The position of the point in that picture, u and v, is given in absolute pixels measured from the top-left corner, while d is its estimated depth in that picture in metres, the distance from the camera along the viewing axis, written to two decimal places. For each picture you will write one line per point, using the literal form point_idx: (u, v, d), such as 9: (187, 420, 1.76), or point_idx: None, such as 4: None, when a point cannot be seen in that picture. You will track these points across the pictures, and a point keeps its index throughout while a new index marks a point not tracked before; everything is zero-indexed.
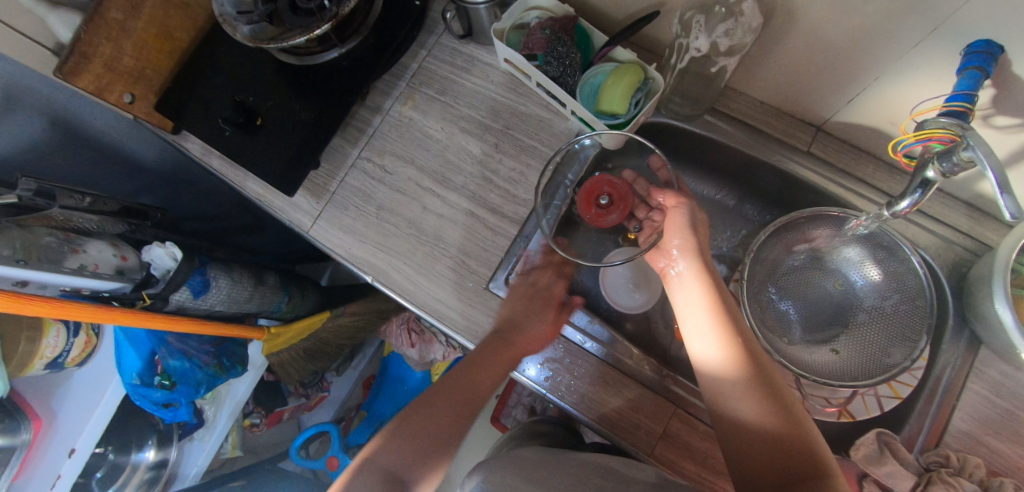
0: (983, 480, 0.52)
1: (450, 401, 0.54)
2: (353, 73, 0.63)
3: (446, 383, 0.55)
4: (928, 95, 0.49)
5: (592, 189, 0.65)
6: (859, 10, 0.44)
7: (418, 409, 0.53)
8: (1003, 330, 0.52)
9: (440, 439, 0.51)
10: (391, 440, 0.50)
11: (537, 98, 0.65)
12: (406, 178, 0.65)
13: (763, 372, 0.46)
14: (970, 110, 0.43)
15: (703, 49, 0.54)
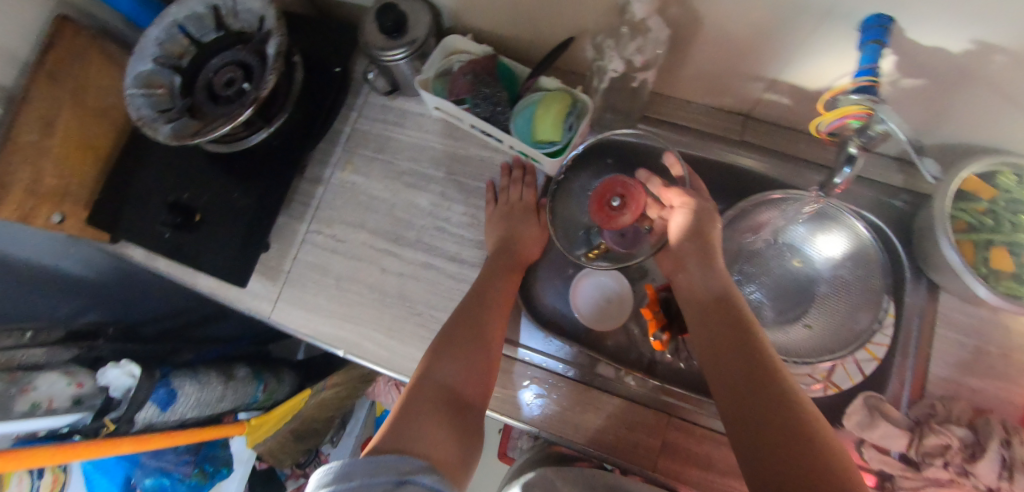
0: (971, 421, 0.54)
1: (489, 310, 0.55)
2: (287, 149, 0.63)
3: (475, 292, 0.57)
4: (835, 72, 0.52)
5: (606, 192, 0.60)
6: (756, 8, 0.47)
7: (457, 322, 0.54)
8: (953, 274, 0.54)
9: (485, 346, 0.52)
10: (442, 358, 0.51)
11: (475, 139, 0.67)
12: (360, 243, 0.66)
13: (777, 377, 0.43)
14: (877, 82, 0.44)
15: (620, 68, 0.55)
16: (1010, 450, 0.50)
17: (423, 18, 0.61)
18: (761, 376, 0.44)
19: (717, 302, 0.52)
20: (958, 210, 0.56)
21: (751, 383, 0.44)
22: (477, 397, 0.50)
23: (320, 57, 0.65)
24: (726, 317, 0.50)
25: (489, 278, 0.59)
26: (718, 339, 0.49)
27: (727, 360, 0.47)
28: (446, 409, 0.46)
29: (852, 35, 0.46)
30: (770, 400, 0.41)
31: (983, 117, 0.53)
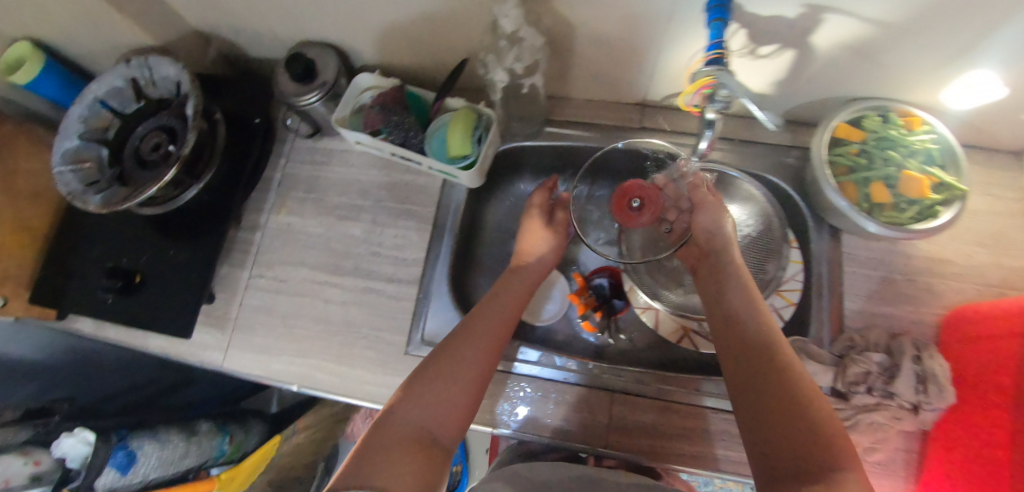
0: (888, 344, 0.58)
1: (478, 342, 0.52)
2: (218, 202, 0.67)
3: (467, 323, 0.55)
4: (693, 51, 0.58)
5: (624, 193, 0.63)
6: (607, 7, 0.53)
7: (445, 354, 0.50)
8: (843, 214, 0.59)
9: (467, 383, 0.49)
10: (416, 391, 0.47)
11: (398, 166, 0.72)
12: (302, 279, 0.69)
13: (805, 407, 0.40)
14: (725, 54, 0.48)
15: (505, 78, 0.60)
16: (922, 364, 0.54)
17: (331, 61, 0.66)
18: (787, 405, 0.40)
19: (745, 319, 0.48)
20: (836, 155, 0.61)
21: (774, 412, 0.40)
22: (449, 436, 0.46)
23: (241, 112, 0.70)
24: (750, 336, 0.47)
25: (482, 310, 0.57)
26: (741, 359, 0.46)
27: (751, 384, 0.44)
28: (414, 449, 0.42)
29: (698, 14, 0.51)
30: (794, 432, 0.38)
31: (835, 71, 0.59)
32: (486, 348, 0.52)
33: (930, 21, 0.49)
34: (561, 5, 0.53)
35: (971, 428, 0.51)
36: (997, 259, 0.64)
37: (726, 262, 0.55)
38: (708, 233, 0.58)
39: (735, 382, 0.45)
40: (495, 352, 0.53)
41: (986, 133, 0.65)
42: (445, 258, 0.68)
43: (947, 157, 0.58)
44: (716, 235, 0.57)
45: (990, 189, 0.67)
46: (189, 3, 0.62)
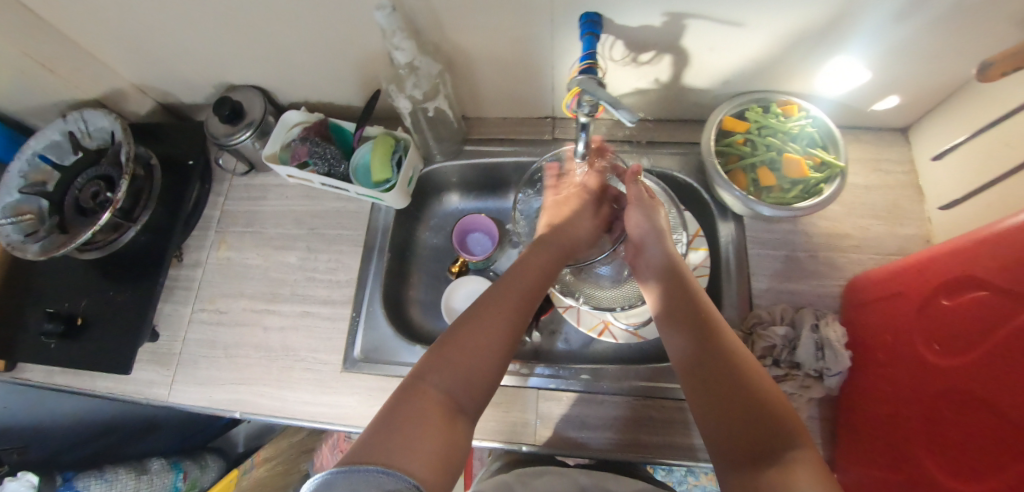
0: (791, 317, 0.61)
1: (506, 312, 0.51)
2: (156, 242, 0.70)
3: (496, 290, 0.53)
4: (568, 60, 0.63)
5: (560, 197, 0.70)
6: (489, 30, 0.58)
7: (471, 326, 0.49)
8: (733, 199, 0.64)
9: (496, 352, 0.48)
10: (439, 364, 0.46)
11: (330, 195, 0.76)
12: (241, 309, 0.72)
13: (761, 395, 0.43)
14: (595, 63, 0.53)
15: (408, 106, 0.65)
16: (819, 332, 0.57)
17: (257, 102, 0.71)
18: (744, 394, 0.43)
19: (693, 314, 0.50)
20: (725, 146, 0.66)
21: (731, 402, 0.43)
22: (473, 406, 0.46)
23: (177, 155, 0.74)
24: (697, 330, 0.48)
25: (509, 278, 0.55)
26: (690, 354, 0.48)
27: (705, 378, 0.46)
28: (439, 422, 0.42)
29: (574, 28, 0.57)
30: (759, 425, 0.41)
31: (714, 71, 0.64)
32: (513, 317, 0.51)
33: (776, 17, 0.54)
34: (453, 32, 0.59)
35: (869, 391, 0.54)
36: (891, 229, 0.67)
37: (668, 262, 0.56)
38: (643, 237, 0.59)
39: (688, 377, 0.47)
40: (522, 324, 0.52)
41: (867, 115, 0.70)
42: (379, 276, 0.71)
43: (826, 138, 0.63)
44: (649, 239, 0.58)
45: (880, 166, 0.71)
46: (122, 60, 0.68)
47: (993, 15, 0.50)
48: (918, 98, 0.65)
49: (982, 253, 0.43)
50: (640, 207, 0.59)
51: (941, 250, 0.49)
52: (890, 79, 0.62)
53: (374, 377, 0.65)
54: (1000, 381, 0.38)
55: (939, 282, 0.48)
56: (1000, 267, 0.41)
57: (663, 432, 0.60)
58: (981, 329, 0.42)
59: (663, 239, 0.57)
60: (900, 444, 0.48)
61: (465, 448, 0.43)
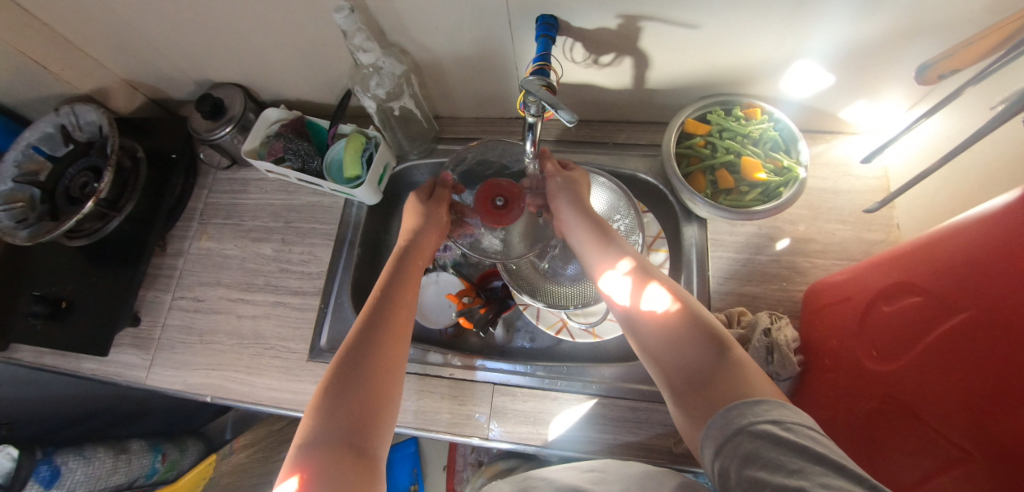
0: (747, 319, 0.61)
1: (390, 339, 0.48)
2: (139, 231, 0.74)
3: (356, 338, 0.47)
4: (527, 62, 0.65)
5: (486, 193, 0.57)
6: (451, 31, 0.61)
7: (350, 376, 0.44)
8: (690, 200, 0.65)
9: (387, 389, 0.45)
10: (331, 402, 0.42)
11: (307, 190, 0.78)
12: (217, 298, 0.74)
13: (691, 323, 0.44)
14: (547, 65, 0.55)
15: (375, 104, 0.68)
16: (770, 336, 0.57)
17: (238, 98, 0.75)
18: (676, 325, 0.44)
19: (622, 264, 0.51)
20: (687, 148, 0.67)
21: (665, 335, 0.44)
22: (382, 443, 0.42)
23: (162, 148, 0.78)
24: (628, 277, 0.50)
25: (371, 314, 0.49)
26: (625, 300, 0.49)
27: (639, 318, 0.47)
28: (347, 472, 0.38)
29: (532, 29, 0.59)
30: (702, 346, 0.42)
31: (676, 74, 0.65)
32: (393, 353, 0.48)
33: (730, 23, 0.55)
34: (417, 32, 0.62)
35: (820, 398, 0.54)
36: (858, 235, 0.66)
37: (587, 215, 0.57)
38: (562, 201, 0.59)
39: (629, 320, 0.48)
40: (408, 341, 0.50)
41: (835, 120, 0.70)
42: (348, 270, 0.73)
43: (788, 141, 0.64)
44: (567, 201, 0.59)
45: (850, 171, 0.70)
46: (113, 57, 0.73)
47: (946, 21, 0.50)
48: (884, 102, 0.64)
49: (919, 261, 0.44)
50: (562, 179, 0.60)
51: (884, 257, 0.49)
52: (854, 82, 0.61)
53: None
54: (943, 370, 0.39)
55: (880, 288, 0.48)
56: (933, 272, 0.42)
57: (614, 430, 0.61)
58: (915, 335, 0.42)
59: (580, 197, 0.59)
60: (845, 414, 0.50)
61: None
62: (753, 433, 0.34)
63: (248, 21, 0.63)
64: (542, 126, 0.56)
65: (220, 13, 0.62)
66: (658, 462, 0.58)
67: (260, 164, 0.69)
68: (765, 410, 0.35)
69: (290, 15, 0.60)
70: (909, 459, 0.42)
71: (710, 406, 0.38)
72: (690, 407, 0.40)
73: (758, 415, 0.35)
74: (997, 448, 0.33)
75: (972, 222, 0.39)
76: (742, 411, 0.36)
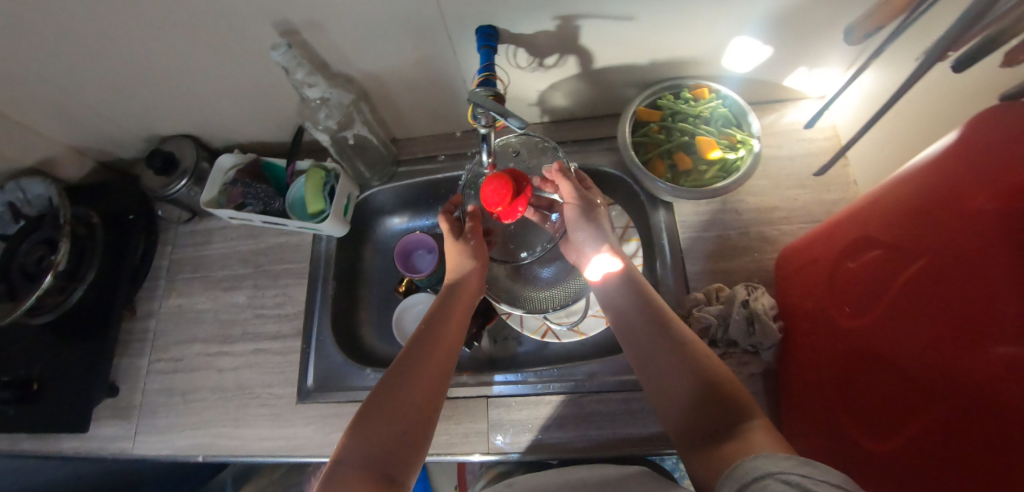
0: (726, 295, 0.62)
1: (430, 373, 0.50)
2: (104, 298, 0.72)
3: (389, 381, 0.48)
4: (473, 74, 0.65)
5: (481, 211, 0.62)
6: (395, 52, 0.61)
7: (378, 420, 0.45)
8: (652, 187, 0.66)
9: (413, 440, 0.45)
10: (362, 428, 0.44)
11: (273, 231, 0.77)
12: (194, 354, 0.72)
13: (708, 378, 0.46)
14: (490, 75, 0.55)
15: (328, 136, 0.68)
16: (749, 307, 0.59)
17: (189, 149, 0.74)
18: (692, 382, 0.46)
19: (639, 315, 0.53)
20: (643, 135, 0.68)
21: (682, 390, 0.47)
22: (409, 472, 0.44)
23: (117, 210, 0.76)
24: (645, 331, 0.52)
25: (414, 349, 0.51)
26: (643, 350, 0.51)
27: (655, 365, 0.49)
28: None
29: (472, 42, 0.60)
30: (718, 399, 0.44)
31: (620, 66, 0.66)
32: (425, 407, 0.48)
33: (662, 13, 0.56)
34: (359, 60, 0.63)
35: (804, 363, 0.55)
36: (818, 197, 0.68)
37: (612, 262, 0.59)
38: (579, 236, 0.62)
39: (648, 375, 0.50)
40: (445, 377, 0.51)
41: (779, 89, 0.72)
42: (325, 305, 0.72)
43: (738, 115, 0.66)
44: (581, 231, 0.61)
45: (803, 135, 0.72)
46: (55, 126, 0.71)
47: None
48: (822, 67, 0.66)
49: (873, 216, 0.47)
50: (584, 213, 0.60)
51: (841, 216, 0.52)
52: (790, 52, 0.63)
53: (326, 404, 0.66)
54: (910, 345, 0.40)
55: (841, 247, 0.51)
56: (892, 226, 0.45)
57: (611, 425, 0.61)
58: (883, 289, 0.44)
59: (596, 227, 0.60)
60: (817, 383, 0.52)
61: None
62: (780, 480, 0.33)
63: (187, 70, 0.62)
64: (495, 135, 0.57)
65: (158, 66, 0.61)
66: (659, 449, 0.58)
67: (220, 212, 0.68)
68: (788, 464, 0.34)
69: (230, 57, 0.61)
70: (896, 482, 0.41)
71: (729, 460, 0.39)
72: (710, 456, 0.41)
73: (782, 467, 0.34)
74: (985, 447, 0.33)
75: (921, 168, 0.43)
76: (760, 462, 0.35)
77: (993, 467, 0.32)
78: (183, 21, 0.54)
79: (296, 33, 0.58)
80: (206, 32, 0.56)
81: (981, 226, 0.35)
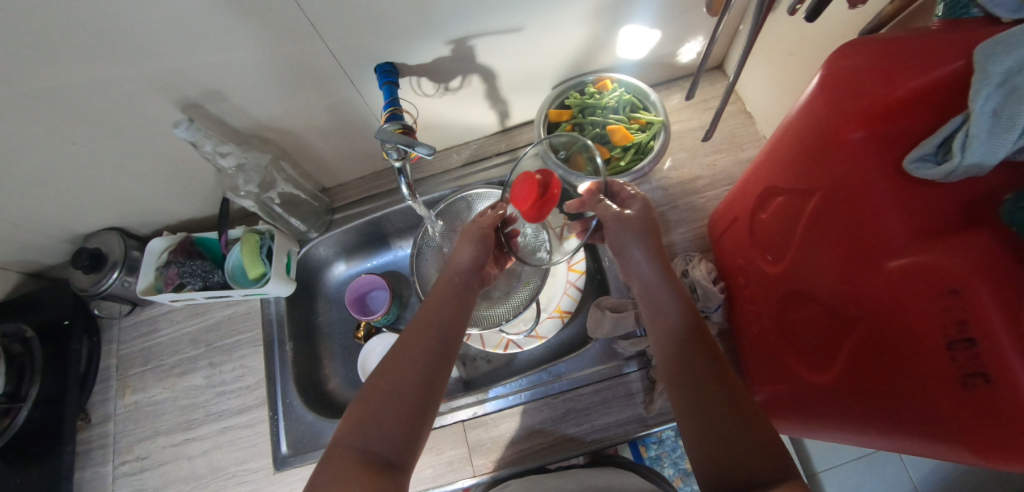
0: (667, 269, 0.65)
1: (425, 361, 0.49)
2: (51, 413, 0.68)
3: (384, 369, 0.48)
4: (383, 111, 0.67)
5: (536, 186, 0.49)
6: (301, 106, 0.63)
7: (374, 408, 0.45)
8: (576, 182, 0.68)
9: (409, 428, 0.45)
10: (361, 417, 0.45)
11: (219, 304, 0.76)
12: (160, 449, 0.69)
13: (721, 387, 0.45)
14: (396, 108, 0.57)
15: (253, 200, 0.68)
16: (690, 276, 0.62)
17: (116, 241, 0.73)
18: (705, 400, 0.45)
19: (674, 321, 0.51)
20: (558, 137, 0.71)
21: (699, 400, 0.46)
22: (407, 456, 0.44)
23: (51, 320, 0.73)
24: (682, 344, 0.50)
25: (408, 340, 0.50)
26: (670, 347, 0.50)
27: (689, 379, 0.47)
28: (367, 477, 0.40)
29: (374, 80, 0.61)
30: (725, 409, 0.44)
31: (524, 76, 0.69)
32: (420, 398, 0.46)
33: (546, 19, 0.59)
34: (269, 118, 0.63)
35: (747, 319, 0.57)
36: (735, 158, 0.72)
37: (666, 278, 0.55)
38: (634, 255, 0.56)
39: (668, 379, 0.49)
40: (443, 364, 0.50)
41: (677, 67, 0.75)
42: (286, 367, 0.70)
43: (643, 98, 0.69)
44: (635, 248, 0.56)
45: (710, 104, 0.76)
46: None
47: None
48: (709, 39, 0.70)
49: (771, 169, 0.51)
50: (622, 226, 0.56)
51: (745, 176, 0.55)
52: (676, 32, 0.67)
53: (304, 468, 0.64)
54: (828, 284, 0.44)
55: (752, 203, 0.54)
56: (790, 175, 0.48)
57: (587, 420, 0.61)
58: (789, 231, 0.48)
59: (650, 242, 0.56)
60: (758, 340, 0.55)
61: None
62: None
63: (95, 164, 0.61)
64: (410, 166, 0.59)
65: (62, 166, 0.60)
66: (636, 431, 0.60)
67: (159, 297, 0.66)
68: None
69: (136, 142, 0.60)
70: (839, 420, 0.44)
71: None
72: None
73: None
74: (927, 400, 0.35)
75: (797, 114, 0.47)
76: None
77: (942, 420, 0.34)
78: (77, 117, 0.54)
79: (197, 106, 0.58)
80: (105, 124, 0.56)
81: (867, 154, 0.41)
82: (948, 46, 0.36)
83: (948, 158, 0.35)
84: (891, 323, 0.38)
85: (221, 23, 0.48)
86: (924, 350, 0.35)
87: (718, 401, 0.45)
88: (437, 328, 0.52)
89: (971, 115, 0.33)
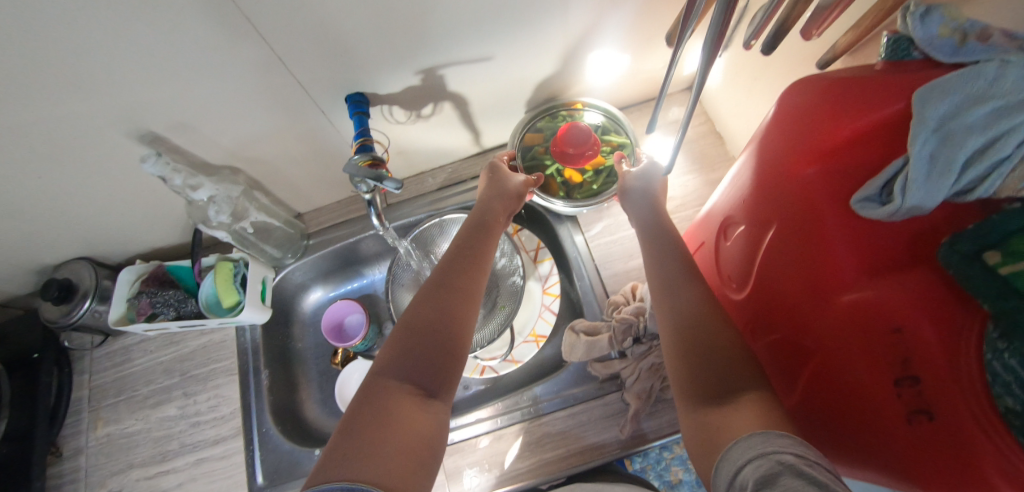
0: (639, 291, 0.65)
1: (461, 300, 0.48)
2: (19, 449, 0.67)
3: (432, 303, 0.47)
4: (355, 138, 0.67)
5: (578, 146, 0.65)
6: (272, 134, 0.63)
7: (407, 344, 0.45)
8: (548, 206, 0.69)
9: (447, 362, 0.45)
10: (399, 352, 0.44)
11: (194, 333, 0.75)
12: (133, 482, 0.69)
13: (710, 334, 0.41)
14: (365, 139, 0.57)
15: (224, 230, 0.67)
16: None
17: (87, 271, 0.72)
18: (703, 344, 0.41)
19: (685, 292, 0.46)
20: (531, 160, 0.71)
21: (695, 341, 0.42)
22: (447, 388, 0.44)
23: (19, 353, 0.72)
24: (686, 279, 0.47)
25: (443, 277, 0.50)
26: (667, 287, 0.47)
27: (681, 326, 0.43)
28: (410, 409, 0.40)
29: (344, 110, 0.62)
30: (718, 347, 0.40)
31: (496, 101, 0.70)
32: (455, 336, 0.46)
33: (515, 49, 0.60)
34: (239, 147, 0.63)
35: None
36: (704, 179, 0.73)
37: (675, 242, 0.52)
38: (644, 215, 0.57)
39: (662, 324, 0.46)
40: (476, 303, 0.49)
41: (647, 89, 0.77)
42: (262, 396, 0.70)
43: (613, 122, 0.71)
44: (650, 217, 0.57)
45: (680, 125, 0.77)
46: None
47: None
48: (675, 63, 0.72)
49: (733, 195, 0.51)
50: (642, 187, 0.59)
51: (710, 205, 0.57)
52: (643, 57, 0.68)
53: None
54: (795, 296, 0.44)
55: (714, 227, 0.55)
56: (748, 202, 0.49)
57: (564, 443, 0.62)
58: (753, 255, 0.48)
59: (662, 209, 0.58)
60: None
61: (426, 433, 0.40)
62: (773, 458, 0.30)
63: (60, 198, 0.61)
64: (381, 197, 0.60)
65: (25, 202, 0.60)
66: (611, 454, 0.60)
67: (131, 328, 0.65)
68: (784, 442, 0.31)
69: (102, 176, 0.60)
70: None
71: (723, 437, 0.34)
72: (710, 424, 0.36)
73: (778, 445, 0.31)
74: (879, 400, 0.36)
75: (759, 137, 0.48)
76: (754, 440, 0.32)
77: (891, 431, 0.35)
78: (39, 153, 0.54)
79: (163, 139, 0.58)
80: (69, 159, 0.56)
81: (821, 191, 0.43)
82: (890, 88, 0.37)
83: (890, 199, 0.37)
84: (845, 349, 0.39)
85: (184, 61, 0.48)
86: (879, 368, 0.36)
87: (706, 341, 0.41)
88: (473, 268, 0.52)
89: (910, 158, 0.35)
